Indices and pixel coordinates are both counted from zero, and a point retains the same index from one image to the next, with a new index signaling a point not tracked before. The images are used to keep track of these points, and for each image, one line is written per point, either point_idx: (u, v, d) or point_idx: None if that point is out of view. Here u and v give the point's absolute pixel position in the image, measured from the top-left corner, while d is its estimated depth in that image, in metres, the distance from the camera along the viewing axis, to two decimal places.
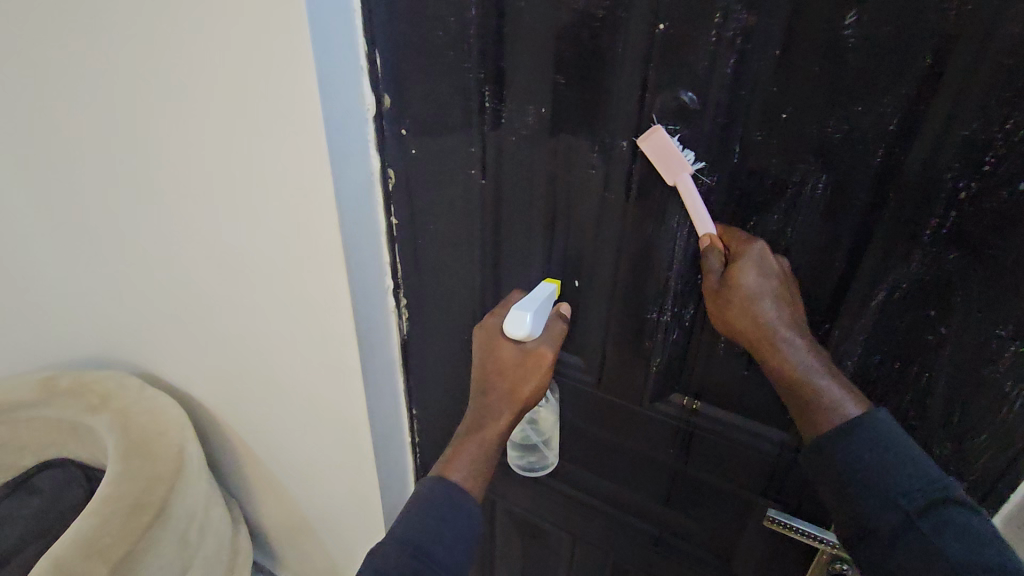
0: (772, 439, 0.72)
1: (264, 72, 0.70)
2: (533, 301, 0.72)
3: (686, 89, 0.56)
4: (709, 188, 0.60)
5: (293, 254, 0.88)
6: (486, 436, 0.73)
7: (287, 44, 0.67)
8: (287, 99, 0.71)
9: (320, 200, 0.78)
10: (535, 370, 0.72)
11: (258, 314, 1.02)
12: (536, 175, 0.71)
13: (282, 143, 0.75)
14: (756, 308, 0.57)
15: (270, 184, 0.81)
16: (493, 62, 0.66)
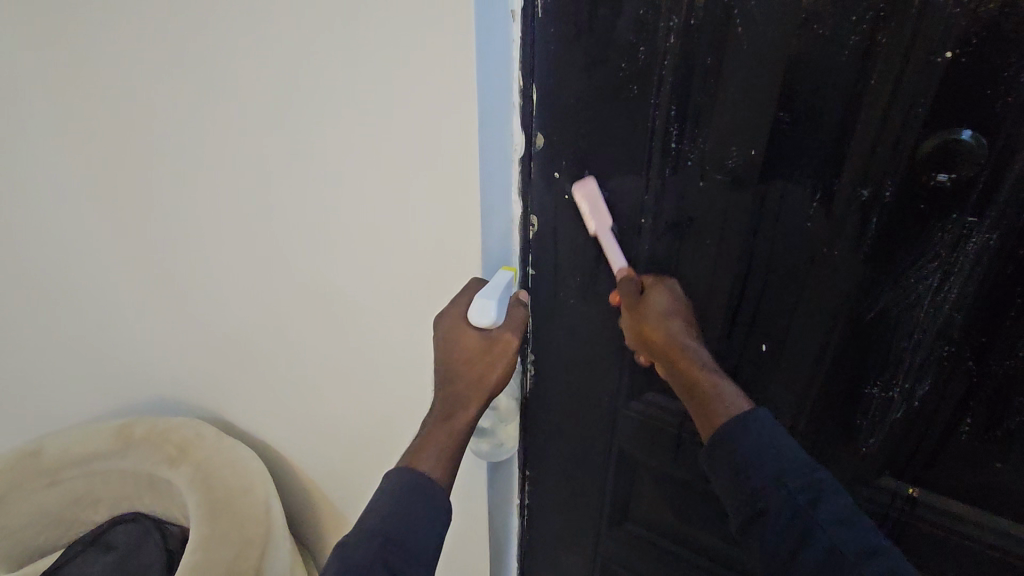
0: (1021, 538, 0.59)
1: (416, 110, 0.63)
2: (496, 289, 0.68)
3: (968, 127, 0.46)
4: (982, 247, 0.49)
5: (420, 304, 0.80)
6: (453, 424, 0.68)
7: (448, 79, 0.59)
8: (438, 142, 0.64)
9: (466, 249, 0.71)
10: (501, 355, 0.70)
11: (366, 367, 0.94)
12: (727, 226, 0.61)
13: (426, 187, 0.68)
14: (664, 320, 0.64)
15: (404, 230, 0.74)
16: (691, 97, 0.56)
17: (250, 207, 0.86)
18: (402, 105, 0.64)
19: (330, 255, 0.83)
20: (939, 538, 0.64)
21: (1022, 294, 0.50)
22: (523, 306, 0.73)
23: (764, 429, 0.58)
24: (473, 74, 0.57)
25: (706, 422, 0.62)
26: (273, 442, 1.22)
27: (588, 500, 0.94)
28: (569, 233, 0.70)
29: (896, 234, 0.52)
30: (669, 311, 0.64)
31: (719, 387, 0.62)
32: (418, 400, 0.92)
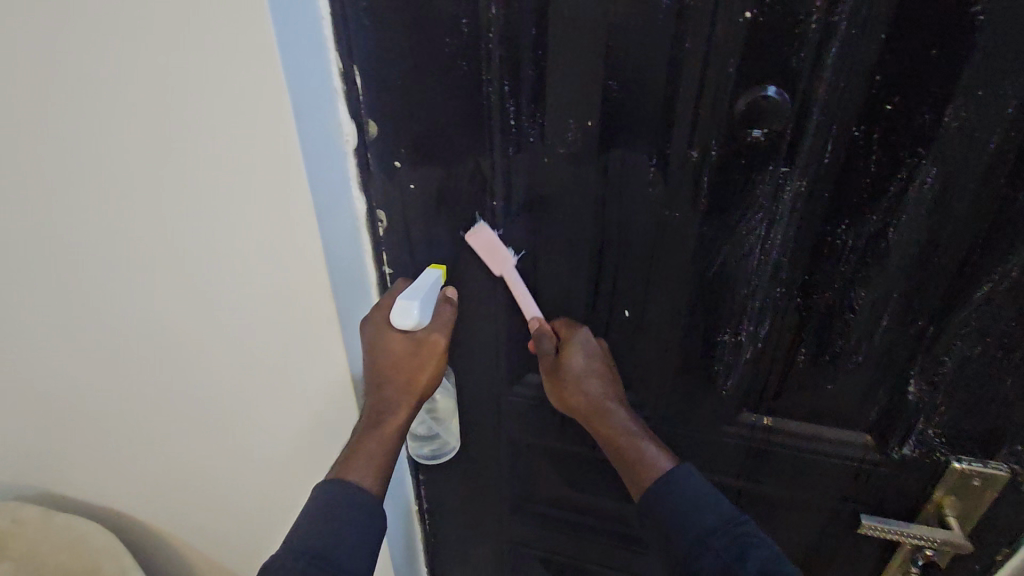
0: (855, 445, 0.67)
1: (217, 108, 0.54)
2: (419, 288, 0.63)
3: (772, 84, 0.49)
4: (796, 194, 0.53)
5: (267, 326, 0.70)
6: (384, 432, 0.65)
7: (248, 67, 0.51)
8: (249, 139, 0.55)
9: (305, 260, 0.62)
10: (429, 358, 0.65)
11: (220, 408, 0.81)
12: (577, 198, 0.60)
13: (249, 198, 0.59)
14: (583, 385, 0.66)
15: (233, 249, 0.64)
16: (523, 71, 0.54)
17: (23, 245, 0.69)
18: (197, 102, 0.54)
19: (147, 290, 0.70)
20: (794, 458, 0.71)
21: (832, 234, 0.54)
22: (452, 303, 0.68)
23: (682, 486, 0.61)
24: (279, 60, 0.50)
25: (634, 478, 0.64)
26: (124, 512, 1.04)
27: (488, 489, 0.92)
28: (423, 223, 0.66)
29: (726, 190, 0.55)
30: (586, 375, 0.66)
31: (641, 446, 0.65)
32: (289, 434, 0.82)
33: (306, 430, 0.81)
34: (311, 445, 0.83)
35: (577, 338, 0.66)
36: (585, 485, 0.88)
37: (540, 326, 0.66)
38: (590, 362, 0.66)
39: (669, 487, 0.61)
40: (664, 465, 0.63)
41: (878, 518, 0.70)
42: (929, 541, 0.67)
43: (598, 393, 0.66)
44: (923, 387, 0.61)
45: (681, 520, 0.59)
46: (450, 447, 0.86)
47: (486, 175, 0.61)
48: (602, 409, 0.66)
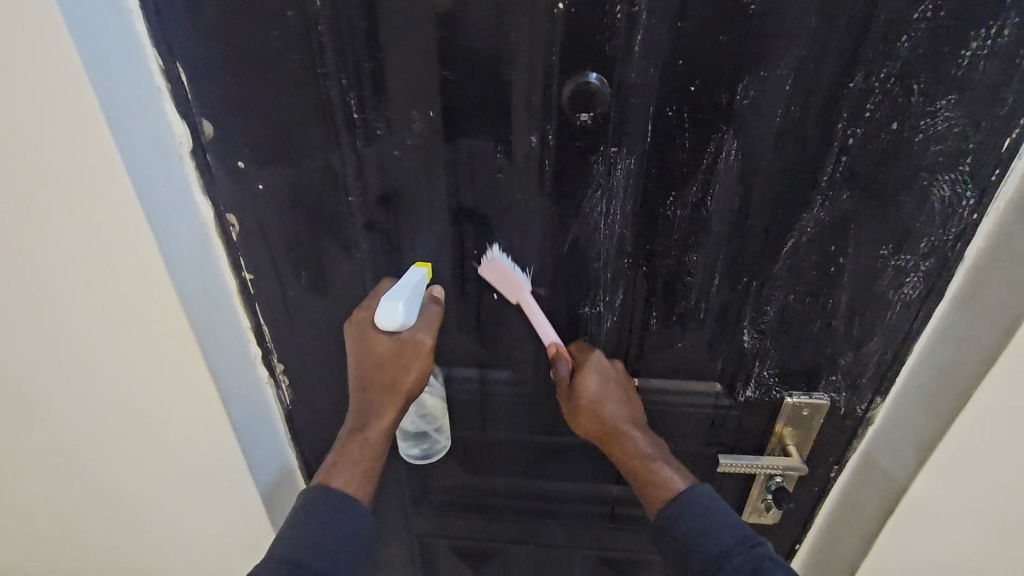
0: (709, 393, 0.75)
1: (19, 119, 0.49)
2: (404, 287, 0.62)
3: (592, 70, 0.52)
4: (629, 171, 0.58)
5: (109, 347, 0.64)
6: (371, 437, 0.67)
7: (42, 71, 0.47)
8: (53, 140, 0.50)
9: (143, 271, 0.57)
10: (415, 358, 0.64)
11: (78, 451, 0.75)
12: (432, 186, 0.61)
13: (71, 216, 0.54)
14: (601, 408, 0.67)
15: (63, 275, 0.58)
16: (358, 62, 0.54)
17: None
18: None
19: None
20: (661, 414, 0.77)
21: (664, 205, 0.60)
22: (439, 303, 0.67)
23: (698, 508, 0.61)
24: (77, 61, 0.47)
25: (648, 496, 0.65)
26: None
27: (387, 486, 0.92)
28: (279, 223, 0.64)
29: (567, 170, 0.58)
30: (603, 399, 0.67)
31: (658, 467, 0.66)
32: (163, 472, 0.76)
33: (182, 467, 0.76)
34: (191, 482, 0.77)
35: (590, 361, 0.67)
36: (481, 470, 0.89)
37: (558, 351, 0.66)
38: (604, 385, 0.67)
39: (687, 515, 0.60)
40: (679, 485, 0.64)
41: (734, 456, 0.79)
42: (774, 470, 0.76)
43: (615, 417, 0.68)
44: (754, 334, 0.69)
45: (704, 531, 0.59)
46: (441, 447, 0.85)
47: (337, 169, 0.60)
48: (619, 431, 0.67)
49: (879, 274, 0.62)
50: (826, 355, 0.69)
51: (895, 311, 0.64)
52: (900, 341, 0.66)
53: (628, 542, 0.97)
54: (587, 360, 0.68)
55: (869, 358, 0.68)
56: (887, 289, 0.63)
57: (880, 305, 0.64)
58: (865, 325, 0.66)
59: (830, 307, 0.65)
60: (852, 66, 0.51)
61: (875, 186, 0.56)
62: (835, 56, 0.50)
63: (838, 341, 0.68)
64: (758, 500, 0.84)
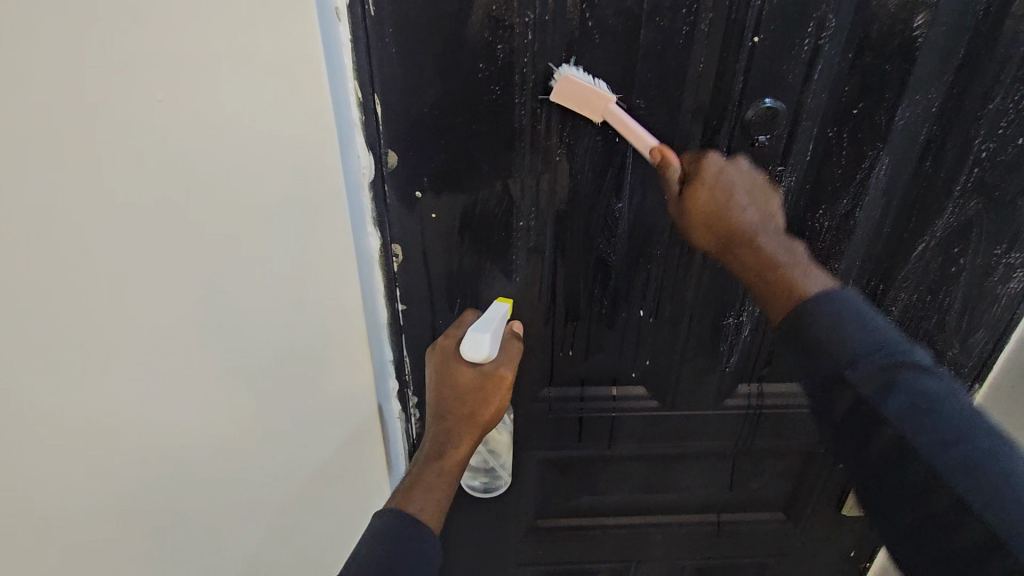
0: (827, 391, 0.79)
1: (227, 136, 0.46)
2: (491, 321, 0.61)
3: (772, 95, 0.57)
4: (788, 187, 0.63)
5: (292, 383, 0.62)
6: (444, 465, 0.60)
7: (276, 89, 0.49)
8: (288, 161, 0.52)
9: (332, 274, 0.61)
10: (496, 392, 0.61)
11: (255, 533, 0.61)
12: (599, 208, 0.63)
13: (256, 240, 0.52)
14: (733, 201, 0.56)
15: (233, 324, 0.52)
16: (552, 92, 0.56)
17: None
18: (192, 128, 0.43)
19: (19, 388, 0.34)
20: (781, 415, 0.81)
21: (813, 217, 0.65)
22: (518, 339, 0.66)
23: (847, 307, 0.50)
24: (313, 87, 0.52)
25: (776, 303, 0.54)
26: None
27: (497, 514, 0.90)
28: (442, 251, 0.64)
29: None
30: (736, 188, 0.56)
31: (808, 273, 0.54)
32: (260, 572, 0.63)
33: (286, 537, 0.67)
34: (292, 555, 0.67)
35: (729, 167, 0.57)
36: (594, 489, 0.89)
37: (663, 154, 0.54)
38: (743, 180, 0.57)
39: (829, 313, 0.50)
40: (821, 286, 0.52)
41: None
42: None
43: (750, 219, 0.56)
44: None
45: (843, 336, 0.48)
46: (504, 482, 0.86)
47: (512, 195, 0.61)
48: (748, 231, 0.56)
49: (993, 271, 0.69)
50: (938, 347, 0.75)
51: (1002, 303, 0.71)
52: (1004, 331, 0.74)
53: (730, 549, 0.98)
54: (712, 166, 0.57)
55: (976, 349, 0.75)
56: (997, 283, 0.70)
57: (990, 299, 0.71)
58: (973, 319, 0.73)
59: (946, 303, 0.72)
60: (995, 88, 0.58)
61: (999, 192, 0.64)
62: (978, 81, 0.58)
63: (949, 334, 0.74)
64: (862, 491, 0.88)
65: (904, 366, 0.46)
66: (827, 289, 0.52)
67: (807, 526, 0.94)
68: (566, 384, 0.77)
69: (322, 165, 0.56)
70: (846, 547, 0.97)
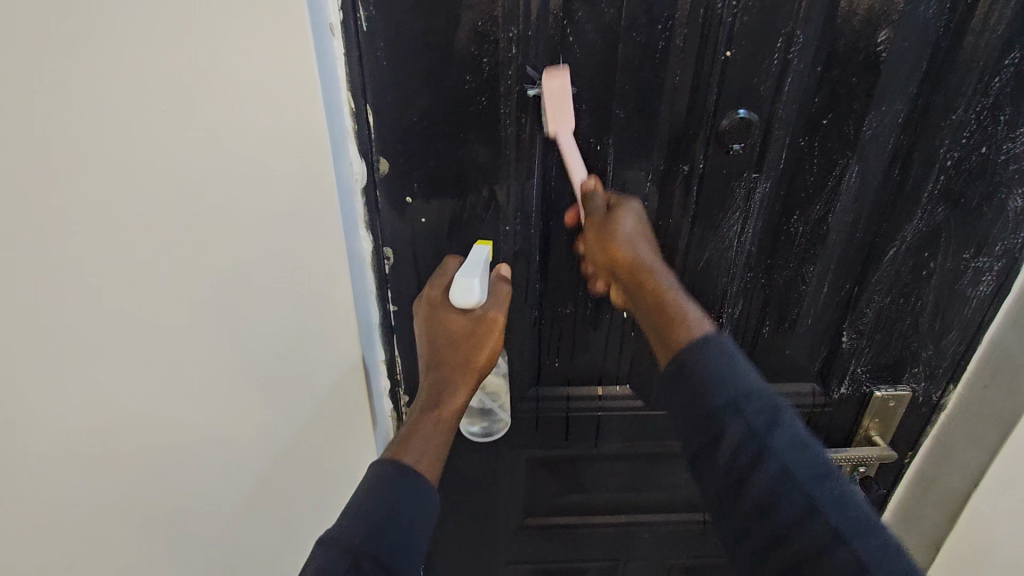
0: (806, 390, 0.82)
1: (208, 161, 0.51)
2: (475, 263, 0.62)
3: (745, 106, 0.60)
4: (763, 193, 0.66)
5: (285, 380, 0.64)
6: (441, 412, 0.61)
7: (269, 107, 0.50)
8: (280, 177, 0.54)
9: (325, 290, 0.62)
10: (486, 337, 0.62)
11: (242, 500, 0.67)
12: (583, 213, 0.66)
13: (242, 255, 0.56)
14: (631, 236, 0.60)
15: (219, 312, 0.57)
16: (536, 102, 0.59)
17: None
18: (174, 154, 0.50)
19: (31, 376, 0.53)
20: None
21: (789, 222, 0.68)
22: (507, 282, 0.66)
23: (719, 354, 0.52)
24: (297, 108, 0.51)
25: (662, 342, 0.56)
26: None
27: (487, 513, 0.92)
28: (431, 253, 0.67)
29: (709, 193, 0.65)
30: (636, 235, 0.60)
31: (684, 306, 0.57)
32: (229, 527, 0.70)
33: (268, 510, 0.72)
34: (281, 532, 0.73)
35: (630, 208, 0.61)
36: (582, 488, 0.92)
37: (591, 185, 0.60)
38: (640, 229, 0.61)
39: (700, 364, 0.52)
40: (704, 330, 0.54)
41: (829, 449, 0.86)
42: (866, 457, 0.84)
43: (649, 253, 0.60)
44: (852, 334, 0.77)
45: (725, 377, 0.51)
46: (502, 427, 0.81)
47: (498, 200, 0.64)
48: (644, 265, 0.59)
49: (962, 274, 0.72)
50: (912, 348, 0.78)
51: (973, 306, 0.74)
52: (976, 332, 0.76)
53: (717, 549, 1.00)
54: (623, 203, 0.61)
55: (948, 349, 0.78)
56: (967, 286, 0.73)
57: (961, 301, 0.74)
58: (946, 321, 0.76)
59: (919, 305, 0.74)
60: (957, 100, 0.61)
61: (964, 198, 0.67)
62: (941, 93, 0.61)
63: (922, 336, 0.77)
64: None
65: (819, 498, 0.47)
66: (709, 335, 0.54)
67: None
68: (553, 384, 0.79)
69: (313, 188, 0.56)
70: None
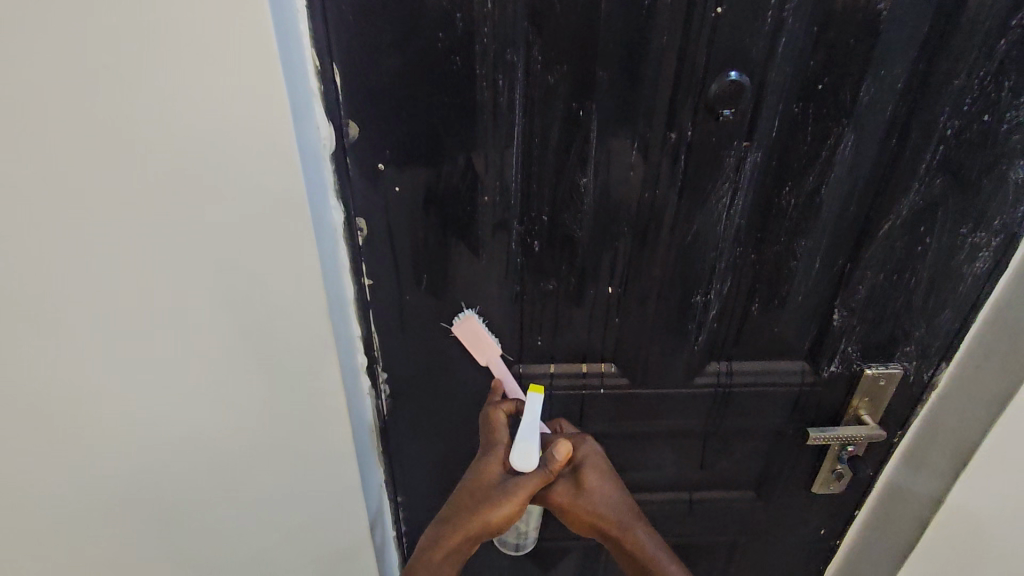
0: (795, 369, 0.80)
1: (174, 116, 0.50)
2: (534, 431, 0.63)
3: (737, 69, 0.57)
4: (754, 164, 0.63)
5: (253, 351, 0.63)
6: (448, 552, 0.68)
7: (224, 57, 0.48)
8: (239, 134, 0.51)
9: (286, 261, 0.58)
10: (504, 506, 0.64)
11: (231, 458, 0.69)
12: (565, 183, 0.63)
13: (185, 218, 0.55)
14: (603, 512, 0.71)
15: (203, 279, 0.58)
16: (516, 63, 0.56)
17: None
18: (92, 103, 0.49)
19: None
20: (751, 395, 0.81)
21: (780, 194, 0.65)
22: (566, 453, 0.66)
23: None
24: (245, 75, 0.49)
25: None
26: None
27: None
28: (406, 226, 0.64)
29: (697, 163, 0.62)
30: (599, 496, 0.71)
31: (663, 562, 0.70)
32: (170, 501, 0.70)
33: (221, 474, 0.70)
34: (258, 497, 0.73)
35: (586, 455, 0.71)
36: None
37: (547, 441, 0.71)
38: (602, 476, 0.71)
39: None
40: None
41: (817, 429, 0.84)
42: (855, 437, 0.82)
43: (618, 512, 0.71)
44: (844, 312, 0.75)
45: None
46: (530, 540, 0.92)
47: (475, 169, 0.61)
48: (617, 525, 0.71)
49: (958, 250, 0.69)
50: (905, 327, 0.76)
51: (968, 283, 0.72)
52: (970, 311, 0.74)
53: (702, 528, 0.99)
54: (585, 456, 0.72)
55: (940, 328, 0.76)
56: (963, 263, 0.70)
57: (956, 278, 0.71)
58: (940, 299, 0.73)
59: (913, 282, 0.72)
60: (959, 64, 0.58)
61: (964, 170, 0.64)
62: (943, 58, 0.58)
63: (916, 314, 0.75)
64: (831, 470, 0.89)
65: None
66: None
67: (778, 504, 0.95)
68: (535, 362, 0.77)
69: (269, 160, 0.53)
70: (816, 526, 0.98)
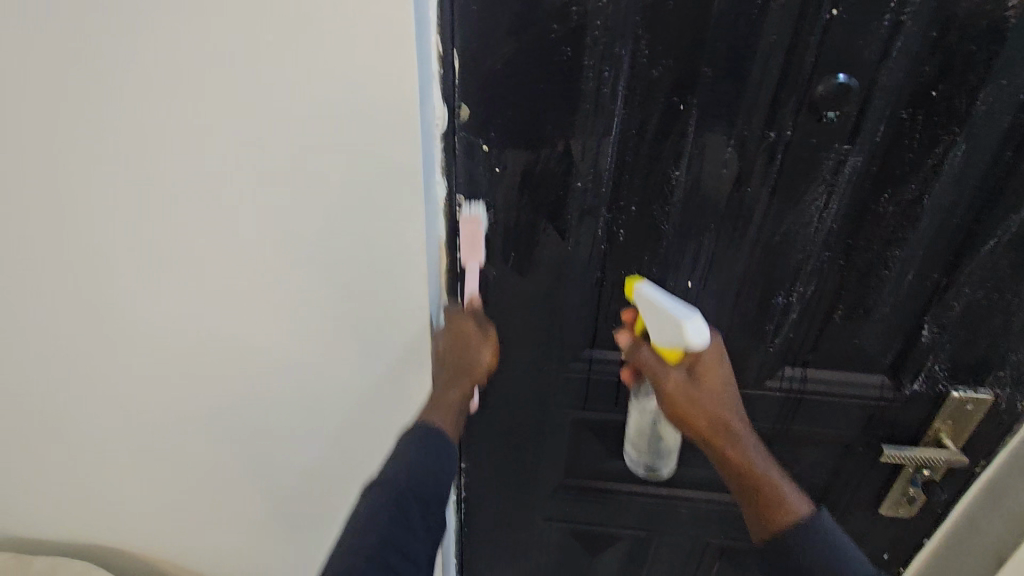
0: (874, 382, 0.78)
1: (313, 92, 0.57)
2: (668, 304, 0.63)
3: (846, 71, 0.57)
4: (854, 168, 0.62)
5: (354, 306, 0.70)
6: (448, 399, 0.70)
7: (363, 40, 0.54)
8: (366, 109, 0.58)
9: (395, 226, 0.65)
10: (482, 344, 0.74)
11: (325, 399, 0.79)
12: (657, 174, 0.65)
13: (309, 186, 0.63)
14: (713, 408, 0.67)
15: (319, 237, 0.66)
16: (624, 55, 0.58)
17: (87, 224, 0.67)
18: (243, 83, 0.57)
19: (113, 261, 0.69)
20: (824, 403, 0.80)
21: (877, 201, 0.64)
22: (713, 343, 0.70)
23: (821, 534, 0.61)
24: (378, 57, 0.55)
25: (762, 523, 0.64)
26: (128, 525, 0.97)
27: (530, 466, 0.94)
28: (500, 206, 0.68)
29: (794, 163, 0.62)
30: (715, 390, 0.67)
31: (775, 480, 0.66)
32: (272, 429, 0.83)
33: (317, 409, 0.80)
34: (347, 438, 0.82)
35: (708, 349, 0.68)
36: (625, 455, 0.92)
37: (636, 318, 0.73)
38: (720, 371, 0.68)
39: (811, 536, 0.61)
40: (801, 514, 0.63)
41: (891, 446, 0.82)
42: (932, 459, 0.79)
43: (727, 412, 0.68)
44: (933, 328, 0.72)
45: (827, 562, 0.60)
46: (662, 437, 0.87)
47: (572, 156, 0.64)
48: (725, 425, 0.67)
49: None
50: (1001, 350, 0.72)
51: None
52: None
53: None
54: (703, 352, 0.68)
55: None
56: None
57: None
58: None
59: (1014, 304, 0.69)
60: None
61: None
62: None
63: (1014, 338, 0.71)
64: (902, 492, 0.86)
65: None
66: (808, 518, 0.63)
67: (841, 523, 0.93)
68: (607, 348, 0.79)
69: (390, 134, 0.59)
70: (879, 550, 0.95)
